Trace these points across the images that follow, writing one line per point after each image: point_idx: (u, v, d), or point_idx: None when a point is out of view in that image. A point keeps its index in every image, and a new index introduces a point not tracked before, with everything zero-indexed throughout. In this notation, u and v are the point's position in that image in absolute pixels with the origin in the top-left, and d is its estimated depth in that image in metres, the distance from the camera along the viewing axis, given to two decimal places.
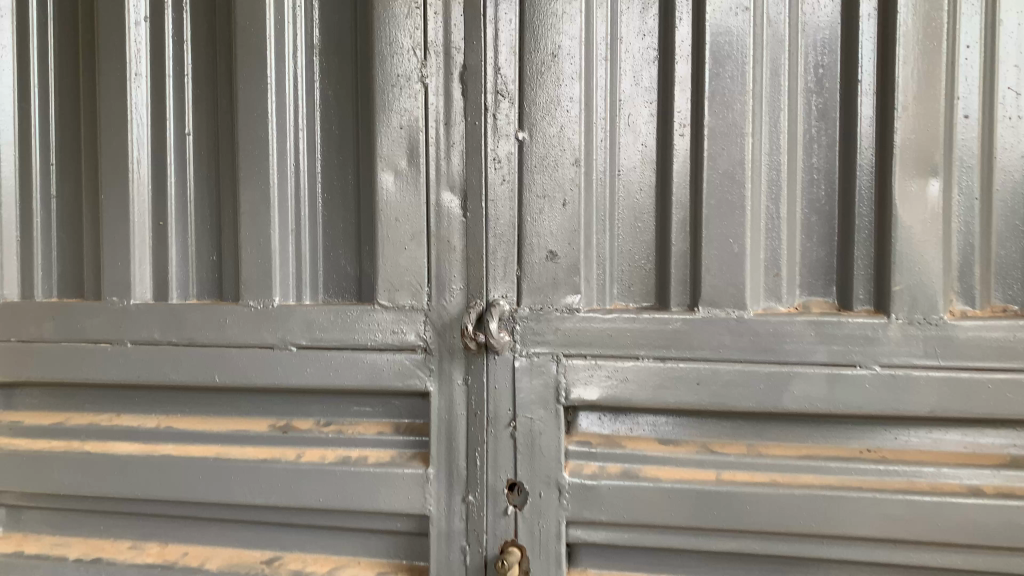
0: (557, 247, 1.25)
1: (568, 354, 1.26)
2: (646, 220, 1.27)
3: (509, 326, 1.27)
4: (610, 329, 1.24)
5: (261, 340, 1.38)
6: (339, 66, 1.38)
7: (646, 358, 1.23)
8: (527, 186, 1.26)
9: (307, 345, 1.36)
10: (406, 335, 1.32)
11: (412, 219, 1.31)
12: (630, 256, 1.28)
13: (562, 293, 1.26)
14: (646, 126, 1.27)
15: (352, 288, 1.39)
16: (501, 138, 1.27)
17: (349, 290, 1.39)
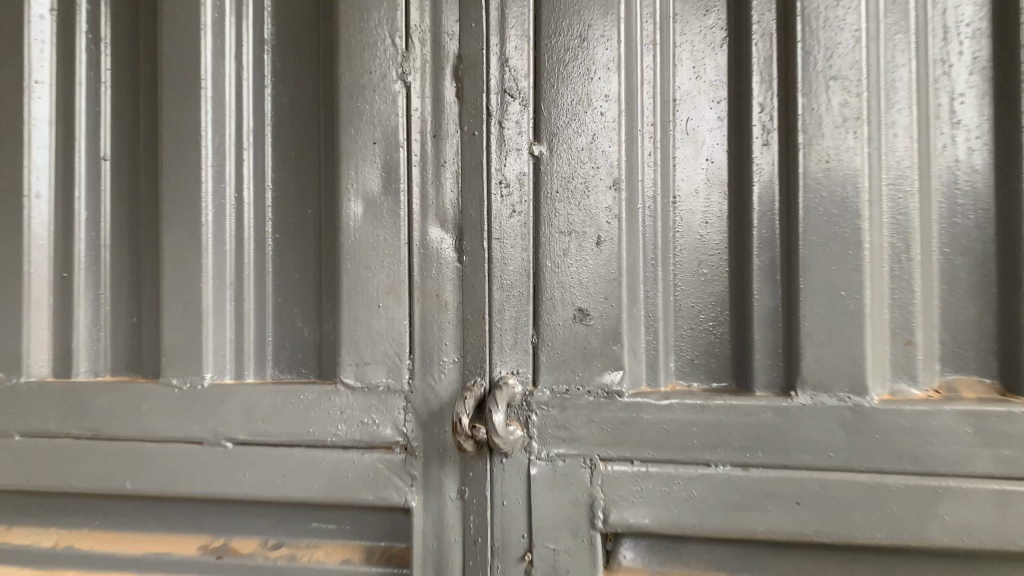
0: (589, 304, 0.89)
1: (607, 458, 0.88)
2: (714, 263, 0.90)
3: (521, 418, 0.90)
4: (667, 423, 0.87)
5: (186, 433, 1.01)
6: (295, 64, 1.04)
7: (720, 466, 0.85)
8: (546, 219, 0.90)
9: (246, 441, 0.99)
10: (380, 428, 0.95)
11: (389, 265, 0.95)
12: (692, 315, 0.91)
13: (597, 370, 0.89)
14: (710, 133, 0.91)
15: (311, 360, 1.02)
16: (510, 152, 0.91)
17: (307, 363, 1.02)
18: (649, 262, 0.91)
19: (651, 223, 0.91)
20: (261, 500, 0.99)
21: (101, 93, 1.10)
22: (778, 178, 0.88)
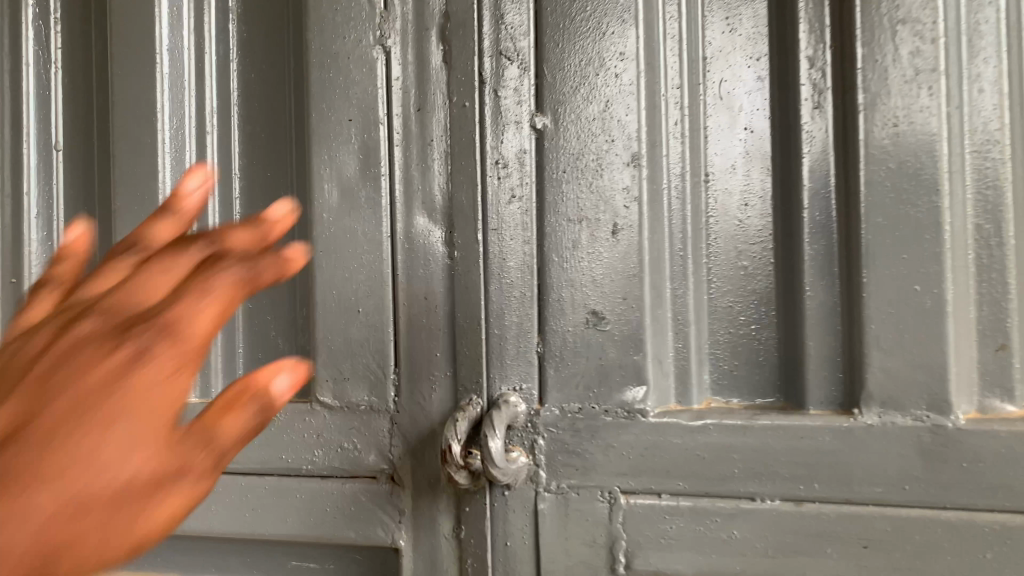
0: (604, 305, 0.74)
1: (629, 489, 0.73)
2: (756, 254, 0.75)
3: (526, 441, 0.76)
4: (702, 448, 0.72)
5: None
6: (262, 34, 0.90)
7: (767, 500, 0.70)
8: (552, 205, 0.75)
9: None
10: (361, 454, 0.81)
11: (370, 263, 0.81)
12: (730, 316, 0.75)
13: (615, 385, 0.74)
14: (748, 97, 0.75)
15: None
16: (507, 127, 0.77)
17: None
18: (676, 253, 0.75)
19: (678, 207, 0.75)
20: (229, 537, 0.86)
21: (52, 76, 0.98)
22: (840, 147, 0.71)
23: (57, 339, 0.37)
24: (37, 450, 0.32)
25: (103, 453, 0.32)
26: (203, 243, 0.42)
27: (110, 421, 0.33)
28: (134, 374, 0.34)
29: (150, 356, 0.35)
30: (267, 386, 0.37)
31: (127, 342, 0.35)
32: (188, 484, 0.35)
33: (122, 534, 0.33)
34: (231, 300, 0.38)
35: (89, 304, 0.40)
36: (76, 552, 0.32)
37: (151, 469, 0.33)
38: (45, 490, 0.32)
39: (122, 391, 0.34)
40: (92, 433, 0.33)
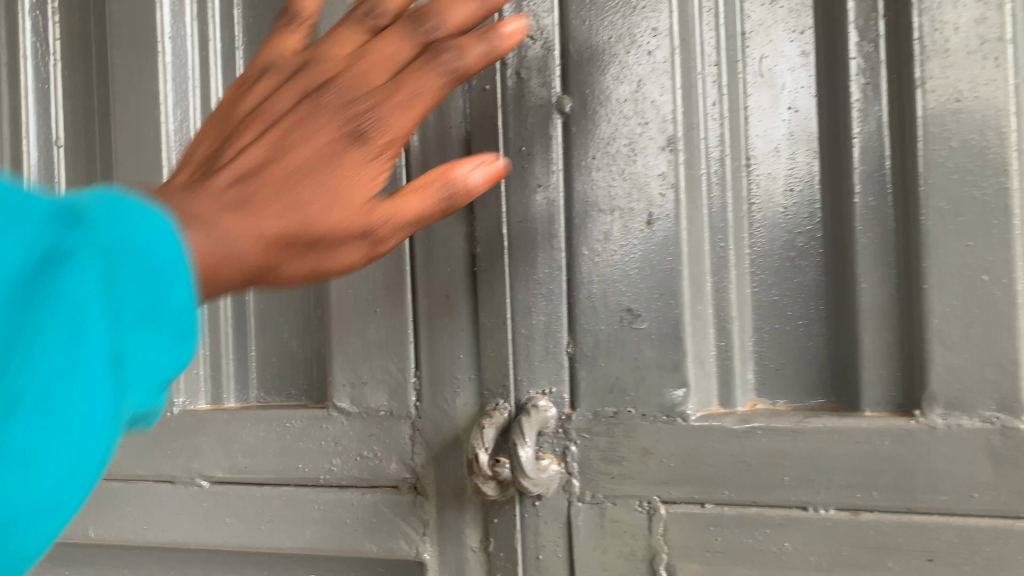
0: (639, 302, 0.69)
1: (669, 499, 0.68)
2: (802, 244, 0.69)
3: (557, 448, 0.71)
4: (749, 455, 0.66)
5: (153, 470, 0.84)
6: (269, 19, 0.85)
7: (820, 510, 0.65)
8: (582, 194, 0.70)
9: (223, 479, 0.81)
10: (382, 463, 0.76)
11: (388, 259, 0.76)
12: (776, 311, 0.70)
13: (653, 387, 0.68)
14: (791, 74, 0.69)
15: (301, 378, 0.83)
16: (532, 110, 0.71)
17: (296, 382, 0.84)
18: (717, 244, 0.70)
19: (717, 195, 0.70)
20: (244, 551, 0.81)
21: (51, 68, 0.94)
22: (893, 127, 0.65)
23: (299, 107, 0.48)
24: (271, 194, 0.44)
25: (339, 198, 0.46)
26: (421, 38, 0.51)
27: (342, 177, 0.46)
28: (360, 154, 0.47)
29: (372, 147, 0.48)
30: (465, 176, 0.51)
31: (359, 122, 0.48)
32: (367, 248, 0.48)
33: (311, 264, 0.46)
34: (432, 102, 0.50)
35: (331, 67, 0.51)
36: (300, 258, 0.46)
37: (343, 227, 0.46)
38: (264, 219, 0.43)
39: (352, 161, 0.47)
40: (318, 189, 0.45)
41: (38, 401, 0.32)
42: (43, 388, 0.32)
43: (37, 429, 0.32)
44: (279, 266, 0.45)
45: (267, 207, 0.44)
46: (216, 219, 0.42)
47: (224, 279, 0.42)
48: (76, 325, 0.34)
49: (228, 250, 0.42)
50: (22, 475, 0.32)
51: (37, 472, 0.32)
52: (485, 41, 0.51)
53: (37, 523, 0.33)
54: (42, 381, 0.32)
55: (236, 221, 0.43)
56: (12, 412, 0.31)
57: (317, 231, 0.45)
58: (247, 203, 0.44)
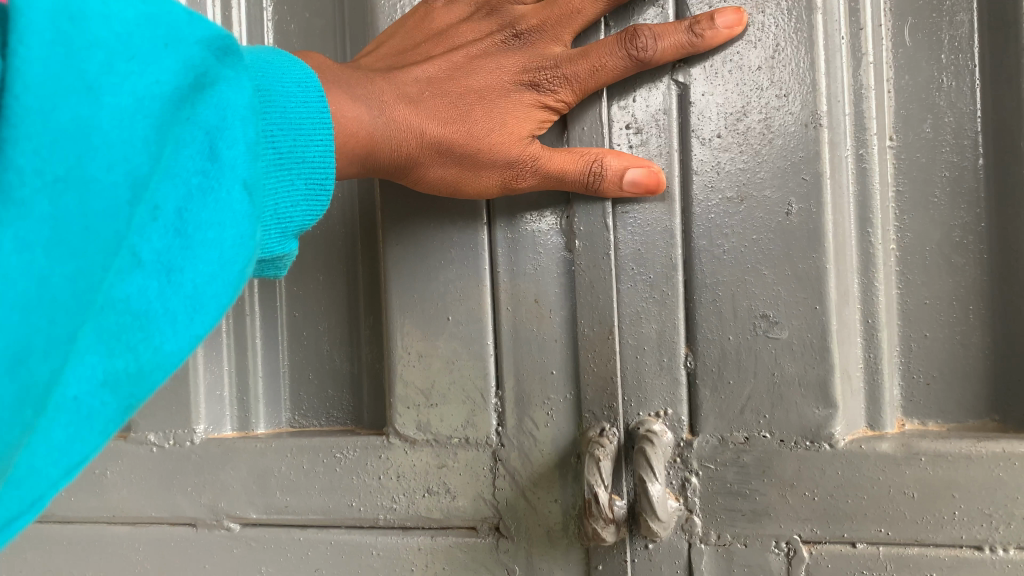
0: (778, 306, 0.58)
1: (813, 539, 0.58)
2: (962, 236, 0.60)
3: (674, 480, 0.61)
4: (911, 485, 0.56)
5: (172, 511, 0.71)
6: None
7: (999, 549, 0.55)
8: (705, 179, 0.60)
9: (259, 521, 0.69)
10: (455, 499, 0.65)
11: (459, 259, 0.64)
12: (930, 315, 0.60)
13: (795, 406, 0.58)
14: (944, 44, 0.60)
15: (346, 400, 0.73)
16: (642, 81, 0.61)
17: (341, 404, 0.73)
18: (864, 238, 0.60)
19: (862, 178, 0.60)
20: None
21: None
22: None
23: (491, 41, 0.60)
24: (449, 104, 0.58)
25: (499, 124, 0.58)
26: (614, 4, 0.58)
27: (507, 111, 0.59)
28: (529, 98, 0.59)
29: (543, 98, 0.59)
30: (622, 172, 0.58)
31: (538, 76, 0.59)
32: (503, 178, 0.59)
33: (454, 180, 0.60)
34: (614, 66, 0.58)
35: (524, 10, 0.59)
36: (453, 183, 0.60)
37: (498, 150, 0.58)
38: (434, 121, 0.58)
39: (521, 101, 0.59)
40: (487, 115, 0.58)
41: (178, 209, 0.32)
42: (186, 196, 0.33)
43: (177, 237, 0.32)
44: (428, 176, 0.60)
45: (436, 106, 0.58)
46: (395, 109, 0.57)
47: (380, 155, 0.58)
48: (219, 136, 0.34)
49: (387, 134, 0.57)
50: (164, 279, 0.32)
51: (179, 280, 0.32)
52: (687, 34, 0.56)
53: (179, 326, 0.32)
54: (184, 189, 0.33)
55: (406, 114, 0.57)
56: (160, 217, 0.32)
57: (475, 149, 0.58)
58: (422, 103, 0.58)
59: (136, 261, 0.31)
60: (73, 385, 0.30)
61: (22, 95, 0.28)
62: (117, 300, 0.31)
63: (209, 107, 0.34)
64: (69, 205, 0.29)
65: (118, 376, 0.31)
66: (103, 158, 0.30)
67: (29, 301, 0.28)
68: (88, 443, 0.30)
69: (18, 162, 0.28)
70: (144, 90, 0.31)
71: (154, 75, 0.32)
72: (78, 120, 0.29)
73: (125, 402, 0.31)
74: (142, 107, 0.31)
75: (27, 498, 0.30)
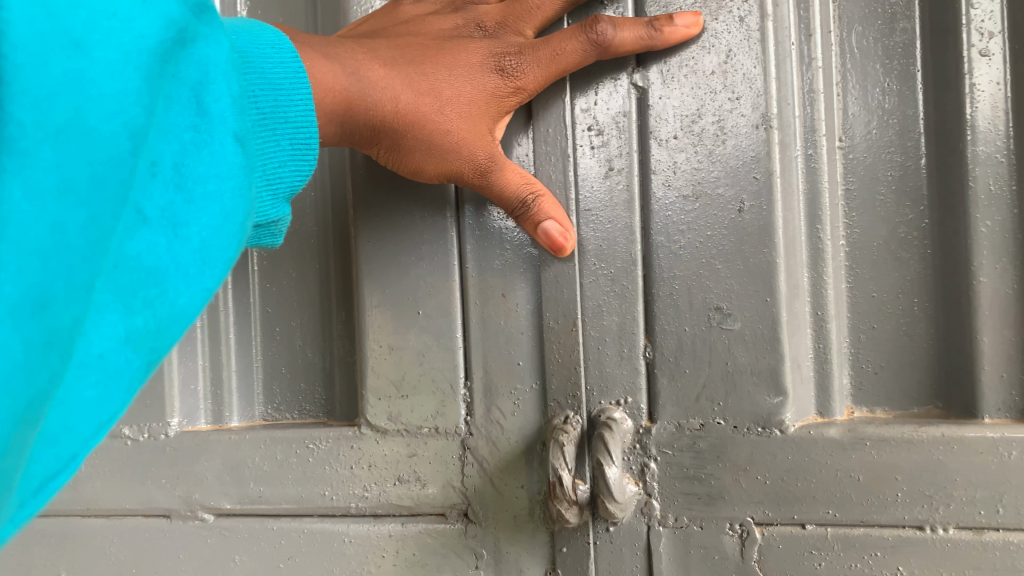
0: (731, 299, 0.61)
1: (765, 521, 0.61)
2: (906, 232, 0.63)
3: (634, 465, 0.64)
4: (857, 469, 0.59)
5: (146, 503, 0.73)
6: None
7: (939, 529, 0.58)
8: (664, 178, 0.62)
9: (232, 511, 0.71)
10: (425, 487, 0.67)
11: (429, 255, 0.67)
12: (876, 309, 0.64)
13: (748, 393, 0.61)
14: (891, 48, 0.63)
15: (319, 393, 0.75)
16: (602, 84, 0.63)
17: (313, 397, 0.75)
18: (814, 234, 0.63)
19: (811, 177, 0.63)
20: None
21: None
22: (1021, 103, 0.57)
23: (457, 33, 0.64)
24: (419, 75, 0.60)
25: (465, 106, 0.61)
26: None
27: (473, 91, 0.61)
28: (494, 83, 0.61)
29: (507, 83, 0.62)
30: (545, 221, 0.61)
31: (503, 61, 0.61)
32: (470, 158, 0.61)
33: (421, 162, 0.62)
34: (575, 55, 0.60)
35: (489, 8, 0.64)
36: (422, 153, 0.61)
37: (463, 134, 0.60)
38: (409, 90, 0.59)
39: (487, 85, 0.61)
40: (456, 94, 0.60)
41: (174, 163, 0.30)
42: (182, 151, 0.30)
43: (177, 190, 0.30)
44: (400, 143, 0.61)
45: (409, 71, 0.60)
46: (370, 70, 0.58)
47: (354, 114, 0.59)
48: (204, 91, 0.31)
49: (362, 92, 0.58)
50: (172, 234, 0.30)
51: (185, 234, 0.30)
52: (647, 27, 0.59)
53: (191, 279, 0.30)
54: (178, 145, 0.30)
55: (383, 77, 0.59)
56: (158, 174, 0.29)
57: (444, 132, 0.60)
58: (397, 66, 0.60)
59: (142, 218, 0.29)
60: (98, 341, 0.28)
61: (11, 55, 0.24)
62: (129, 259, 0.28)
63: (191, 64, 0.31)
64: (73, 155, 0.26)
65: (138, 333, 0.29)
66: (101, 107, 0.27)
67: (45, 250, 0.26)
68: (115, 399, 0.29)
69: (17, 117, 0.24)
70: (132, 43, 0.28)
71: (137, 27, 0.28)
72: (71, 73, 0.26)
73: (146, 359, 0.29)
74: (132, 60, 0.28)
75: (61, 457, 0.28)
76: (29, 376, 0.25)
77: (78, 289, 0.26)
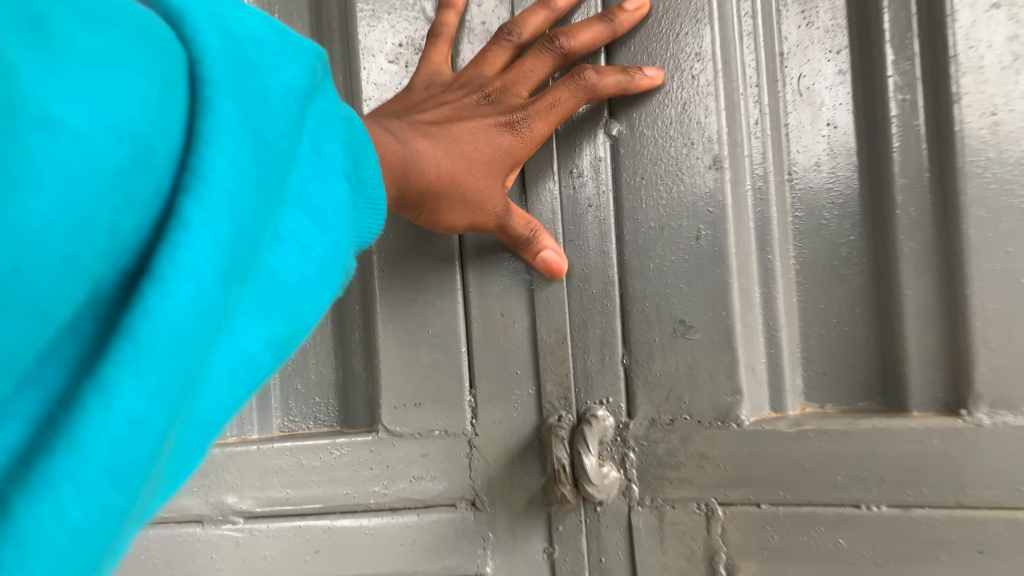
0: (692, 313, 0.72)
1: (726, 502, 0.72)
2: (845, 252, 0.73)
3: (616, 456, 0.75)
4: (802, 456, 0.70)
5: (179, 510, 0.82)
6: None
7: (873, 506, 0.68)
8: (633, 212, 0.74)
9: (262, 513, 0.82)
10: (435, 482, 0.80)
11: (437, 282, 0.79)
12: (820, 319, 0.74)
13: (709, 393, 0.72)
14: (828, 92, 0.73)
15: (332, 407, 0.90)
16: (581, 135, 0.75)
17: (327, 410, 0.90)
18: (764, 257, 0.74)
19: (761, 208, 0.74)
20: None
21: None
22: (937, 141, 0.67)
23: (467, 102, 0.72)
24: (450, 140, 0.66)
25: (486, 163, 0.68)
26: (559, 58, 0.73)
27: (492, 148, 0.69)
28: (506, 139, 0.70)
29: (517, 137, 0.70)
30: (541, 247, 0.73)
31: (512, 120, 0.70)
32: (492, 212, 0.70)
33: (454, 216, 0.69)
34: (570, 105, 0.71)
35: (490, 81, 0.73)
36: (458, 208, 0.68)
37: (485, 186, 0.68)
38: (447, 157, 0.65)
39: (501, 142, 0.69)
40: (480, 151, 0.68)
41: (304, 193, 0.37)
42: (313, 182, 0.38)
43: (305, 215, 0.37)
44: (438, 206, 0.67)
45: (444, 142, 0.66)
46: (415, 141, 0.63)
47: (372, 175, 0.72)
48: (321, 139, 0.39)
49: (415, 161, 0.62)
50: (298, 252, 0.36)
51: (310, 255, 0.37)
52: (624, 73, 0.71)
53: (313, 295, 0.37)
54: (312, 176, 0.38)
55: (425, 144, 0.64)
56: (296, 200, 0.36)
57: (473, 187, 0.67)
58: (433, 134, 0.66)
59: (279, 234, 0.35)
60: (244, 338, 0.33)
61: (212, 67, 0.31)
62: (274, 267, 0.35)
63: (317, 115, 0.39)
64: (258, 151, 0.32)
65: (276, 338, 0.35)
66: (269, 121, 0.33)
67: (240, 221, 0.30)
68: (236, 394, 0.34)
69: (221, 109, 0.30)
70: (287, 85, 0.36)
71: (287, 74, 0.36)
72: (249, 89, 0.32)
73: (271, 362, 0.36)
74: (287, 97, 0.35)
75: (204, 440, 0.33)
76: (213, 334, 0.29)
77: (246, 267, 0.31)
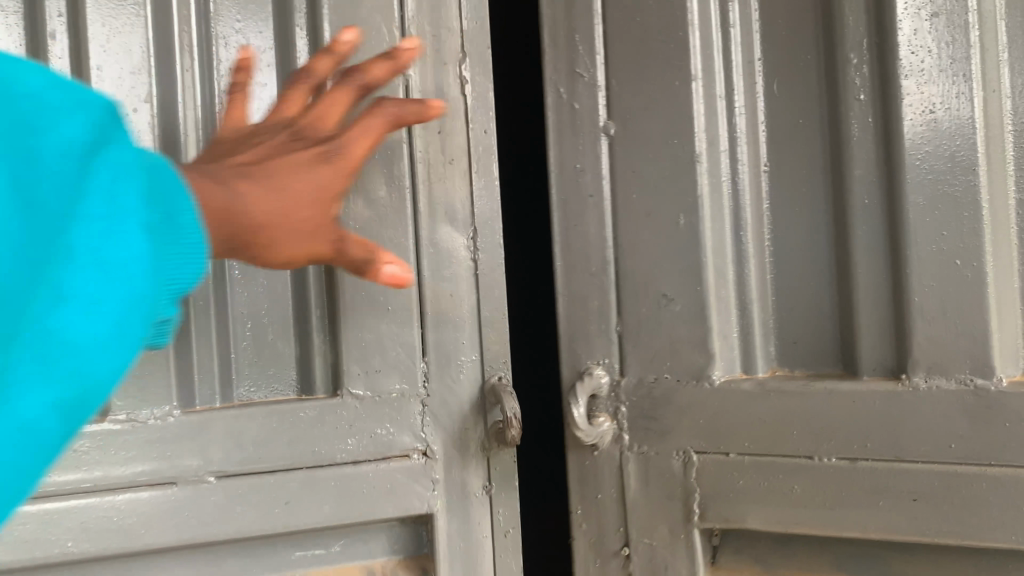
0: (674, 288, 0.84)
1: (701, 450, 0.83)
2: (810, 235, 0.82)
3: (611, 408, 0.88)
4: (764, 412, 0.80)
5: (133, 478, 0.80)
6: None
7: (825, 458, 0.78)
8: (625, 201, 0.87)
9: (222, 475, 0.82)
10: (395, 435, 0.87)
11: None
12: (787, 295, 0.84)
13: (687, 357, 0.84)
14: (796, 92, 0.82)
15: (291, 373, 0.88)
16: (583, 136, 0.88)
17: (283, 378, 0.87)
18: (738, 240, 0.84)
19: (735, 197, 0.84)
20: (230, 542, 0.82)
21: None
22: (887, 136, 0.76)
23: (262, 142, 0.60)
24: (257, 189, 0.55)
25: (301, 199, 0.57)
26: (363, 90, 0.68)
27: (308, 182, 0.58)
28: (325, 172, 0.59)
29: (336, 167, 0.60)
30: (379, 261, 0.62)
31: (325, 151, 0.60)
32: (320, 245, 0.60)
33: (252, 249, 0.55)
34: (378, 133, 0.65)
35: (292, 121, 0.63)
36: (284, 244, 0.57)
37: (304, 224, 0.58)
38: (277, 196, 0.56)
39: (322, 174, 0.59)
40: (291, 191, 0.57)
41: (89, 253, 0.40)
42: (91, 242, 0.40)
43: (92, 273, 0.40)
44: (272, 245, 0.57)
45: (267, 183, 0.56)
46: (241, 188, 0.55)
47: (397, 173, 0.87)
48: (111, 192, 0.42)
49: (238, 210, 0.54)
50: (81, 313, 0.39)
51: (93, 313, 0.40)
52: (417, 103, 0.67)
53: (100, 351, 0.40)
54: (91, 234, 0.40)
55: (250, 187, 0.55)
56: (73, 260, 0.39)
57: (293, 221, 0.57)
58: (248, 176, 0.56)
59: (61, 296, 0.38)
60: (21, 401, 0.37)
61: None
62: (50, 330, 0.38)
63: (101, 170, 0.42)
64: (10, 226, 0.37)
65: (59, 398, 0.39)
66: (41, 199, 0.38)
67: None
68: (30, 455, 0.38)
69: None
70: (58, 155, 0.40)
71: (61, 144, 0.40)
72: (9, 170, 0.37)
73: (66, 422, 0.39)
74: (57, 171, 0.39)
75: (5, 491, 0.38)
76: None
77: None
